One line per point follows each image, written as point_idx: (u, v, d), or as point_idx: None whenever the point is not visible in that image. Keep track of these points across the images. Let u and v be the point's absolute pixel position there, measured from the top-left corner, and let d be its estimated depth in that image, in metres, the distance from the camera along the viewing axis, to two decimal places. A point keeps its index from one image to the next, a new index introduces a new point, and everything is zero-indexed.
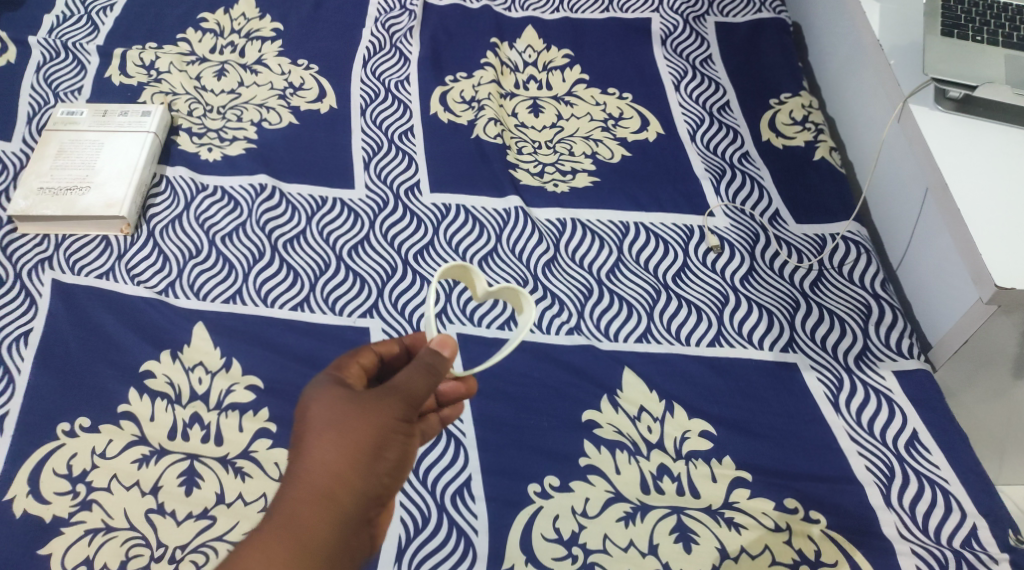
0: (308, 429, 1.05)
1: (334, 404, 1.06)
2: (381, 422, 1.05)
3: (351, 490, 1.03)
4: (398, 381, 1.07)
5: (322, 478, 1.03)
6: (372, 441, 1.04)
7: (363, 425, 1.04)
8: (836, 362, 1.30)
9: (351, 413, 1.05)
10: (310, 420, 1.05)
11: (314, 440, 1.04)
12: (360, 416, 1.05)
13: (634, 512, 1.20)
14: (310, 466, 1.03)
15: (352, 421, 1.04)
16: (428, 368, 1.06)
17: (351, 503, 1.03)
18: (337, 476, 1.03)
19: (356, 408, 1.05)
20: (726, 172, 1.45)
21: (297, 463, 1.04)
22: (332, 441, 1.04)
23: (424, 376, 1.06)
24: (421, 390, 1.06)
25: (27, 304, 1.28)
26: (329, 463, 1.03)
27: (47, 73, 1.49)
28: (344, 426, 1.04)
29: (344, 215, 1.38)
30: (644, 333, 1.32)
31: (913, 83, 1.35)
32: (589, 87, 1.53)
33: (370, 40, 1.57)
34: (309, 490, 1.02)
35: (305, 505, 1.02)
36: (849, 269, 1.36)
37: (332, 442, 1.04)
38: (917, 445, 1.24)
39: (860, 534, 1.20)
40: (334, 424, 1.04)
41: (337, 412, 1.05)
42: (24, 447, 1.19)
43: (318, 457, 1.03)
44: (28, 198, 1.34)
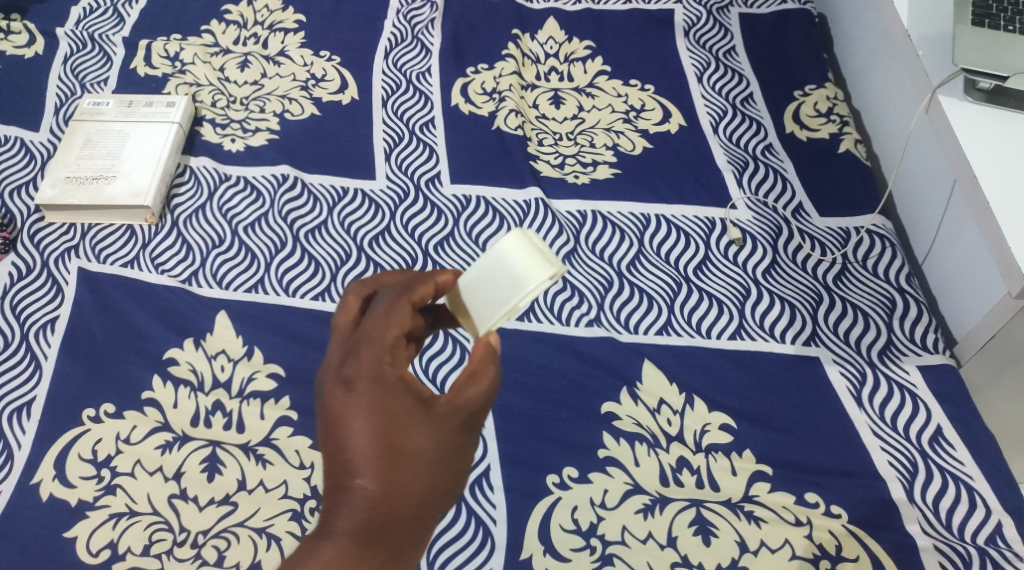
0: (375, 449, 1.00)
1: (406, 423, 1.01)
2: (454, 445, 1.03)
3: (430, 516, 1.03)
4: (468, 393, 1.04)
5: (398, 504, 1.00)
6: (447, 467, 1.03)
7: (439, 450, 1.02)
8: (860, 356, 1.28)
9: (425, 436, 1.02)
10: (376, 439, 1.00)
11: (385, 463, 1.00)
12: (432, 437, 1.02)
13: (652, 504, 1.20)
14: (385, 492, 1.00)
15: (426, 445, 1.02)
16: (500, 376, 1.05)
17: (428, 530, 1.03)
18: (414, 503, 1.01)
19: (429, 427, 1.02)
20: (749, 165, 1.44)
21: (368, 487, 1.00)
22: (407, 466, 1.01)
23: (495, 386, 1.05)
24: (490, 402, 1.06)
25: (55, 291, 1.30)
26: (405, 489, 1.01)
27: (74, 64, 1.52)
28: (420, 450, 1.01)
29: (365, 206, 1.38)
30: (664, 326, 1.31)
31: (942, 74, 1.33)
32: (610, 78, 1.53)
33: (392, 32, 1.58)
34: (388, 518, 1.00)
35: (388, 535, 1.00)
36: (874, 263, 1.35)
37: (408, 467, 1.01)
38: (941, 441, 1.23)
39: (883, 529, 1.19)
40: (409, 447, 1.01)
41: (408, 432, 1.01)
42: (51, 432, 1.21)
43: (392, 482, 1.00)
44: (55, 187, 1.36)
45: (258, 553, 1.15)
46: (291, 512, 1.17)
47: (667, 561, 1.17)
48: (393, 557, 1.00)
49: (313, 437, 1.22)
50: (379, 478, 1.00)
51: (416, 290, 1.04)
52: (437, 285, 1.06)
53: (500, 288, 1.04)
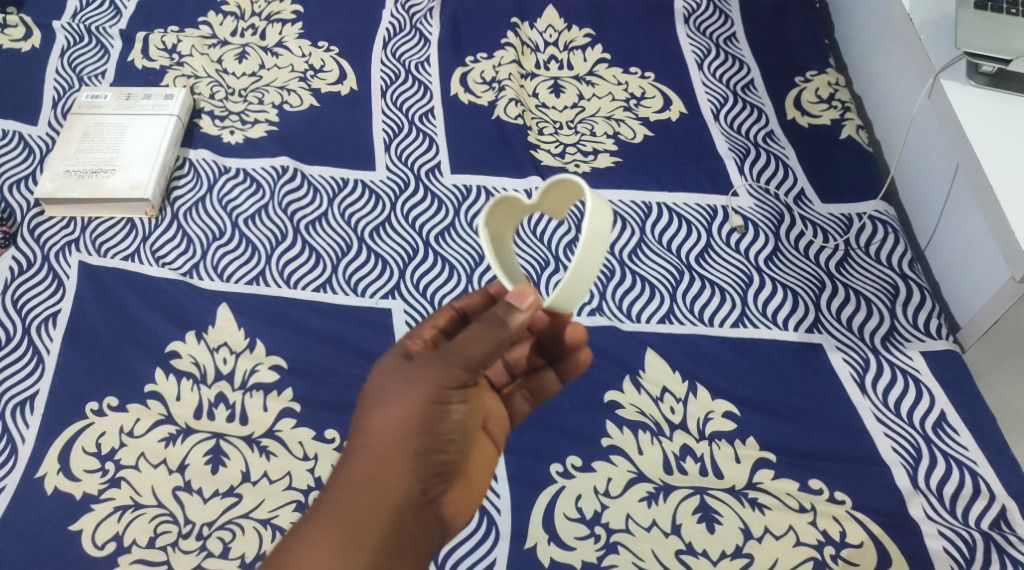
0: (369, 398, 1.09)
1: (395, 374, 1.09)
2: (433, 390, 1.06)
3: (402, 461, 1.05)
4: (454, 343, 1.07)
5: (377, 447, 1.06)
6: (422, 411, 1.06)
7: (414, 394, 1.06)
8: (863, 342, 1.28)
9: (405, 383, 1.07)
10: (374, 389, 1.09)
11: (372, 410, 1.08)
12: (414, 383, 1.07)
13: (656, 492, 1.20)
14: (368, 435, 1.07)
15: (405, 391, 1.07)
16: (489, 324, 1.06)
17: (400, 476, 1.05)
18: (390, 446, 1.06)
19: (411, 376, 1.07)
20: (750, 151, 1.43)
21: (358, 432, 1.08)
22: (387, 410, 1.07)
23: (482, 336, 1.06)
24: (476, 351, 1.06)
25: (56, 285, 1.30)
26: (386, 433, 1.06)
27: (71, 57, 1.51)
28: (400, 395, 1.07)
29: (365, 197, 1.38)
30: (667, 315, 1.31)
31: (944, 58, 1.32)
32: (610, 66, 1.52)
33: (390, 22, 1.57)
34: (366, 459, 1.06)
35: (360, 475, 1.05)
36: (876, 249, 1.34)
37: (388, 411, 1.07)
38: (944, 427, 1.22)
39: (886, 515, 1.19)
40: (392, 393, 1.07)
41: (395, 381, 1.08)
42: (54, 426, 1.21)
43: (375, 427, 1.07)
44: (54, 180, 1.36)
45: (263, 544, 1.15)
46: (295, 503, 1.17)
47: (671, 549, 1.17)
48: (363, 497, 1.04)
49: (317, 428, 1.22)
50: (368, 424, 1.07)
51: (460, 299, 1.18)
52: (484, 293, 1.19)
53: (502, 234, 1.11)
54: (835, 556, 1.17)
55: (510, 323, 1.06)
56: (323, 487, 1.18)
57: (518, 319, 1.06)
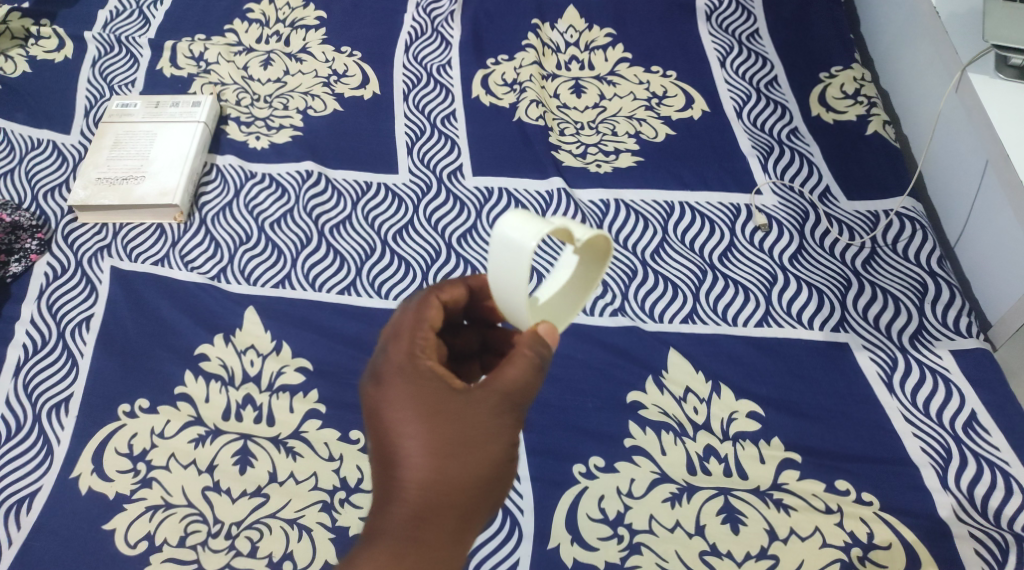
0: (414, 442, 1.03)
1: (438, 413, 1.03)
2: (489, 435, 1.04)
3: (462, 506, 1.03)
4: (505, 382, 1.04)
5: (435, 496, 1.02)
6: (481, 457, 1.03)
7: (470, 442, 1.03)
8: (890, 341, 1.27)
9: (459, 426, 1.03)
10: (417, 433, 1.03)
11: (421, 456, 1.03)
12: (469, 428, 1.03)
13: (680, 493, 1.19)
14: (418, 481, 1.02)
15: (460, 436, 1.03)
16: (537, 362, 1.05)
17: (465, 521, 1.03)
18: (451, 492, 1.02)
19: (463, 419, 1.03)
20: (774, 149, 1.42)
21: (402, 478, 1.02)
22: (444, 457, 1.03)
23: (534, 372, 1.05)
24: (525, 388, 1.05)
25: (89, 290, 1.33)
26: (443, 483, 1.02)
27: (102, 67, 1.54)
28: (452, 438, 1.03)
29: (388, 200, 1.40)
30: (690, 314, 1.30)
31: (972, 51, 1.30)
32: (632, 65, 1.52)
33: (412, 25, 1.58)
34: (424, 508, 1.02)
35: (424, 524, 1.02)
36: (904, 246, 1.33)
37: (444, 458, 1.02)
38: (975, 426, 1.21)
39: (915, 516, 1.17)
40: (443, 436, 1.03)
41: (439, 423, 1.03)
42: (87, 427, 1.24)
43: (425, 474, 1.02)
44: (87, 188, 1.39)
45: (291, 544, 1.18)
46: (321, 503, 1.19)
47: (694, 550, 1.17)
48: (434, 548, 1.02)
49: (342, 429, 1.23)
50: (417, 469, 1.02)
51: (445, 289, 1.09)
52: (467, 286, 1.11)
53: (516, 263, 1.03)
54: (862, 557, 1.16)
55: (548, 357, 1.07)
56: (349, 487, 1.20)
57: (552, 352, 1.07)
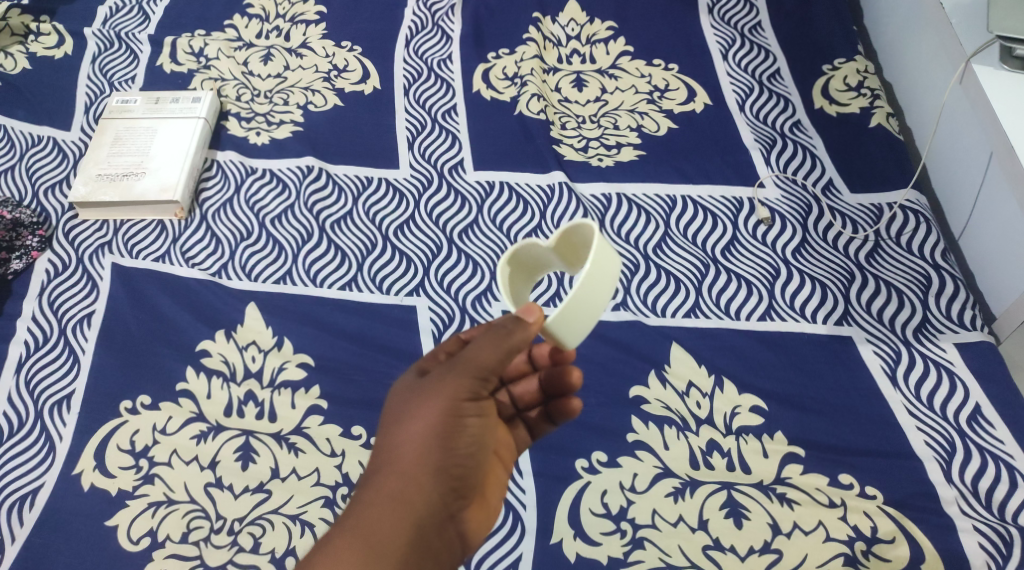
0: (388, 416, 1.08)
1: (410, 390, 1.08)
2: (448, 405, 1.06)
3: (423, 477, 1.05)
4: (466, 353, 1.07)
5: (397, 466, 1.06)
6: (440, 427, 1.06)
7: (429, 412, 1.06)
8: (894, 335, 1.26)
9: (421, 398, 1.07)
10: (390, 407, 1.08)
11: (389, 428, 1.08)
12: (429, 401, 1.06)
13: (682, 488, 1.19)
14: (386, 452, 1.07)
15: (421, 408, 1.06)
16: (498, 335, 1.07)
17: (422, 492, 1.05)
18: (411, 462, 1.05)
19: (426, 391, 1.07)
20: (777, 142, 1.41)
21: (377, 451, 1.08)
22: (406, 428, 1.06)
23: (494, 344, 1.07)
24: (487, 359, 1.07)
25: (90, 287, 1.33)
26: (404, 453, 1.06)
27: (102, 63, 1.54)
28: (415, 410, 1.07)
29: (389, 195, 1.39)
30: (692, 309, 1.30)
31: (976, 42, 1.29)
32: (633, 58, 1.51)
33: (412, 20, 1.58)
34: (388, 478, 1.05)
35: (386, 492, 1.05)
36: (907, 239, 1.32)
37: (407, 429, 1.06)
38: (979, 420, 1.20)
39: (919, 509, 1.17)
40: (408, 408, 1.07)
41: (407, 397, 1.08)
42: (89, 424, 1.24)
43: (393, 446, 1.07)
44: (87, 184, 1.39)
45: (293, 540, 1.17)
46: (323, 499, 1.19)
47: (697, 544, 1.16)
48: (388, 516, 1.04)
49: (344, 425, 1.23)
50: (388, 441, 1.07)
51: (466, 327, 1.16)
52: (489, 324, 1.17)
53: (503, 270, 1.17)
54: (866, 551, 1.15)
55: (518, 334, 1.07)
56: (351, 483, 1.20)
57: (525, 331, 1.07)
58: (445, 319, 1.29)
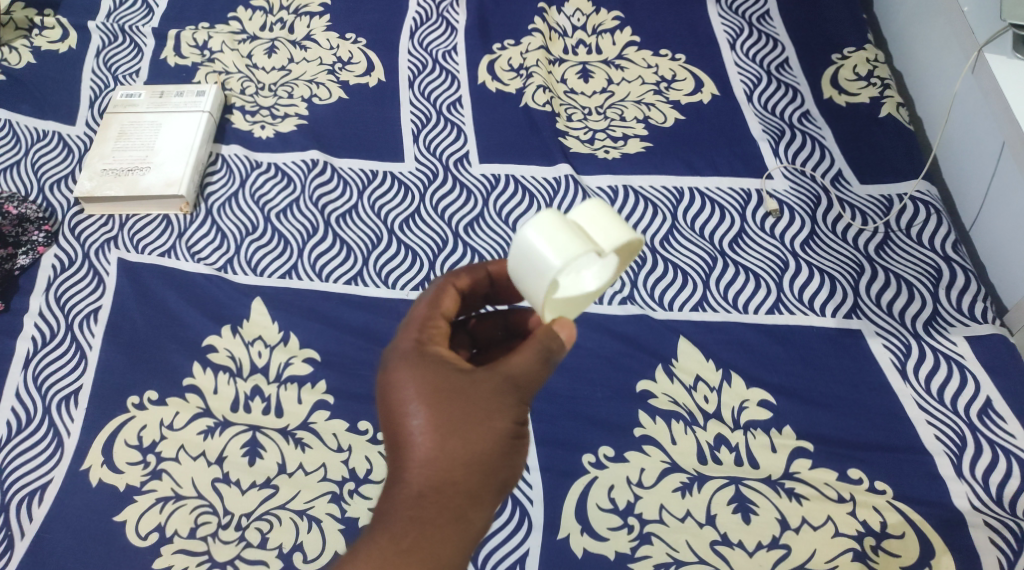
0: (417, 424, 1.02)
1: (444, 396, 1.02)
2: (494, 415, 1.02)
3: (471, 488, 1.01)
4: (511, 363, 1.03)
5: (439, 479, 1.01)
6: (487, 437, 1.01)
7: (474, 423, 1.01)
8: (904, 328, 1.25)
9: (462, 407, 1.02)
10: (419, 414, 1.02)
11: (424, 436, 1.01)
12: (472, 411, 1.01)
13: (690, 482, 1.18)
14: (423, 464, 1.01)
15: (465, 416, 1.01)
16: (547, 347, 1.03)
17: (471, 505, 1.01)
18: (456, 475, 1.01)
19: (467, 399, 1.02)
20: (785, 133, 1.40)
21: (408, 461, 1.01)
22: (448, 438, 1.01)
23: (539, 358, 1.03)
24: (532, 370, 1.03)
25: (96, 282, 1.33)
26: (447, 465, 1.01)
27: (106, 57, 1.54)
28: (457, 421, 1.01)
29: (394, 188, 1.39)
30: (700, 302, 1.29)
31: (989, 31, 1.27)
32: (640, 49, 1.49)
33: (417, 11, 1.56)
34: (433, 491, 1.00)
35: (433, 506, 1.00)
36: (918, 231, 1.30)
37: (448, 441, 1.01)
38: (990, 414, 1.19)
39: (928, 504, 1.16)
40: (447, 418, 1.01)
41: (444, 404, 1.01)
42: (97, 420, 1.24)
43: (431, 457, 1.01)
44: (92, 179, 1.38)
45: (300, 535, 1.18)
46: (330, 494, 1.19)
47: (705, 539, 1.16)
48: (437, 531, 1.00)
49: (350, 420, 1.23)
50: (422, 450, 1.01)
51: (461, 276, 1.10)
52: (487, 274, 1.11)
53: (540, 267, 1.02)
54: (875, 547, 1.14)
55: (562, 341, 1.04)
56: (357, 478, 1.20)
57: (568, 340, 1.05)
58: None
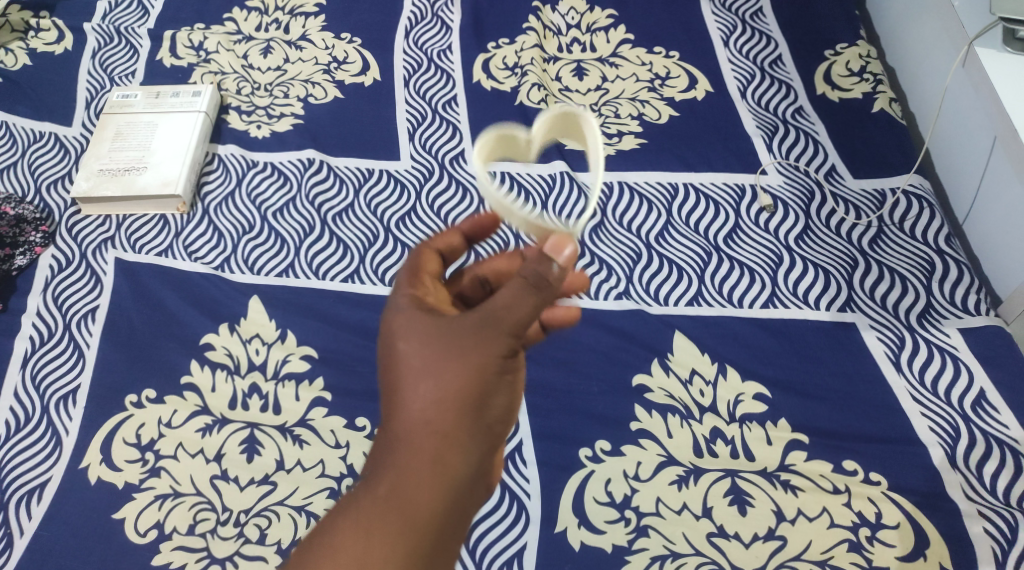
0: (404, 368, 1.02)
1: (428, 339, 1.02)
2: (479, 359, 1.01)
3: (456, 434, 1.01)
4: (498, 301, 1.01)
5: (423, 423, 1.00)
6: (473, 381, 1.01)
7: (458, 368, 1.00)
8: (897, 321, 1.26)
9: (447, 352, 1.01)
10: (406, 359, 1.02)
11: (412, 382, 1.01)
12: (456, 354, 1.01)
13: (686, 475, 1.19)
14: (410, 409, 1.01)
15: (449, 360, 1.01)
16: (531, 281, 1.01)
17: (457, 451, 1.01)
18: (440, 418, 1.00)
19: (452, 345, 1.01)
20: (779, 129, 1.41)
21: (395, 406, 1.02)
22: (431, 383, 1.01)
23: (527, 296, 1.00)
24: (521, 311, 1.01)
25: (94, 282, 1.33)
26: (432, 408, 1.00)
27: (102, 58, 1.55)
28: (441, 364, 1.01)
29: (391, 186, 1.39)
30: (695, 297, 1.29)
31: (980, 25, 1.29)
32: (634, 46, 1.50)
33: (411, 10, 1.57)
34: (417, 438, 1.00)
35: (416, 454, 1.00)
36: (911, 224, 1.31)
37: (431, 386, 1.01)
38: (984, 405, 1.20)
39: (923, 495, 1.16)
40: (431, 362, 1.01)
41: (429, 348, 1.02)
42: (95, 418, 1.24)
43: (418, 405, 1.01)
44: (89, 180, 1.39)
45: (299, 531, 1.18)
46: (328, 490, 1.20)
47: (702, 531, 1.16)
48: (419, 475, 1.00)
49: (348, 416, 1.23)
50: (409, 396, 1.01)
51: (438, 240, 1.12)
52: (462, 234, 1.13)
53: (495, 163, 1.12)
54: (870, 537, 1.15)
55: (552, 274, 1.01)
56: (356, 474, 1.20)
57: (559, 270, 1.01)
58: None
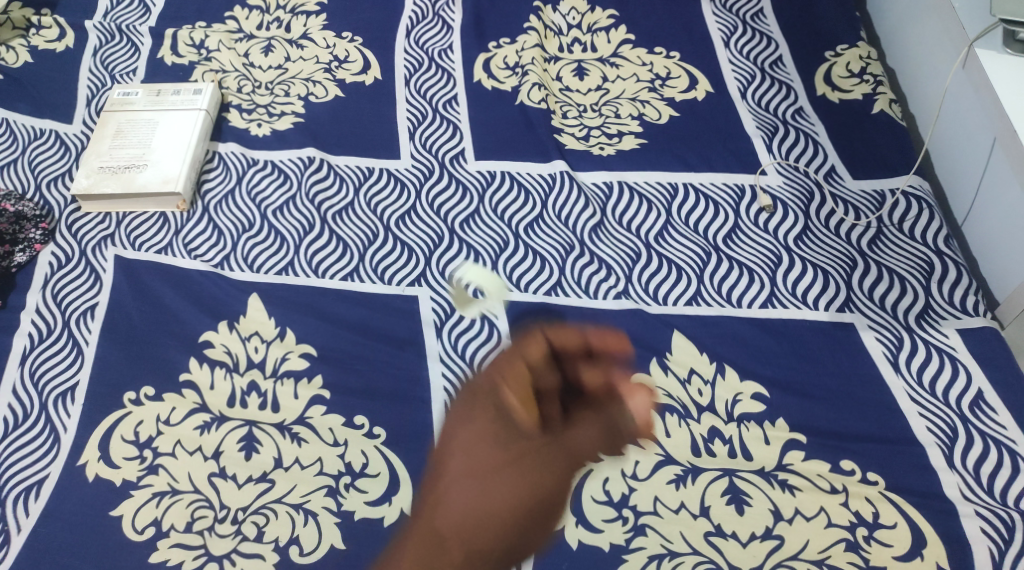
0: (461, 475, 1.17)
1: (490, 448, 1.16)
2: (537, 465, 1.15)
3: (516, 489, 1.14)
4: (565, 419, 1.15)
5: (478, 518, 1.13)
6: (536, 468, 1.15)
7: (518, 490, 1.14)
8: (896, 321, 1.25)
9: (507, 462, 1.15)
10: (462, 469, 1.17)
11: (468, 487, 1.15)
12: (522, 471, 1.15)
13: (684, 474, 1.18)
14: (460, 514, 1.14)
15: (516, 485, 1.14)
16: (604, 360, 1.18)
17: (514, 499, 1.14)
18: (495, 517, 1.13)
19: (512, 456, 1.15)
20: (779, 129, 1.41)
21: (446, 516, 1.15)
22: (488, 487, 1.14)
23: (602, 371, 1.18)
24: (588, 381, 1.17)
25: (93, 279, 1.33)
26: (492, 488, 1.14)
27: (103, 56, 1.55)
28: (501, 472, 1.15)
29: (391, 185, 1.40)
30: (694, 297, 1.29)
31: (980, 27, 1.29)
32: (635, 47, 1.50)
33: (413, 10, 1.58)
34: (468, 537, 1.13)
35: (469, 541, 1.13)
36: (910, 225, 1.31)
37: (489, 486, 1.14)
38: (982, 405, 1.20)
39: (921, 495, 1.16)
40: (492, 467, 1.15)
41: (486, 458, 1.16)
42: (94, 415, 1.24)
43: (464, 506, 1.14)
44: (89, 177, 1.39)
45: (297, 528, 1.17)
46: (326, 488, 1.19)
47: (699, 531, 1.16)
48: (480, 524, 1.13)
49: (346, 414, 1.23)
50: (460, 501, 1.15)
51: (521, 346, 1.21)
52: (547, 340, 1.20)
53: None
54: (868, 537, 1.14)
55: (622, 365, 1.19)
56: (354, 471, 1.20)
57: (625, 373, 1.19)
58: (446, 310, 1.29)
